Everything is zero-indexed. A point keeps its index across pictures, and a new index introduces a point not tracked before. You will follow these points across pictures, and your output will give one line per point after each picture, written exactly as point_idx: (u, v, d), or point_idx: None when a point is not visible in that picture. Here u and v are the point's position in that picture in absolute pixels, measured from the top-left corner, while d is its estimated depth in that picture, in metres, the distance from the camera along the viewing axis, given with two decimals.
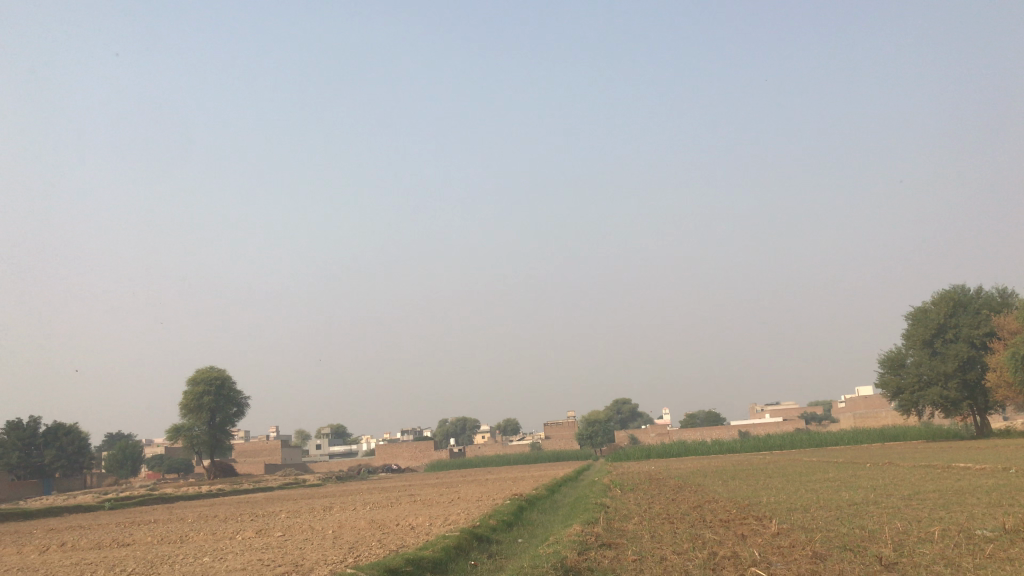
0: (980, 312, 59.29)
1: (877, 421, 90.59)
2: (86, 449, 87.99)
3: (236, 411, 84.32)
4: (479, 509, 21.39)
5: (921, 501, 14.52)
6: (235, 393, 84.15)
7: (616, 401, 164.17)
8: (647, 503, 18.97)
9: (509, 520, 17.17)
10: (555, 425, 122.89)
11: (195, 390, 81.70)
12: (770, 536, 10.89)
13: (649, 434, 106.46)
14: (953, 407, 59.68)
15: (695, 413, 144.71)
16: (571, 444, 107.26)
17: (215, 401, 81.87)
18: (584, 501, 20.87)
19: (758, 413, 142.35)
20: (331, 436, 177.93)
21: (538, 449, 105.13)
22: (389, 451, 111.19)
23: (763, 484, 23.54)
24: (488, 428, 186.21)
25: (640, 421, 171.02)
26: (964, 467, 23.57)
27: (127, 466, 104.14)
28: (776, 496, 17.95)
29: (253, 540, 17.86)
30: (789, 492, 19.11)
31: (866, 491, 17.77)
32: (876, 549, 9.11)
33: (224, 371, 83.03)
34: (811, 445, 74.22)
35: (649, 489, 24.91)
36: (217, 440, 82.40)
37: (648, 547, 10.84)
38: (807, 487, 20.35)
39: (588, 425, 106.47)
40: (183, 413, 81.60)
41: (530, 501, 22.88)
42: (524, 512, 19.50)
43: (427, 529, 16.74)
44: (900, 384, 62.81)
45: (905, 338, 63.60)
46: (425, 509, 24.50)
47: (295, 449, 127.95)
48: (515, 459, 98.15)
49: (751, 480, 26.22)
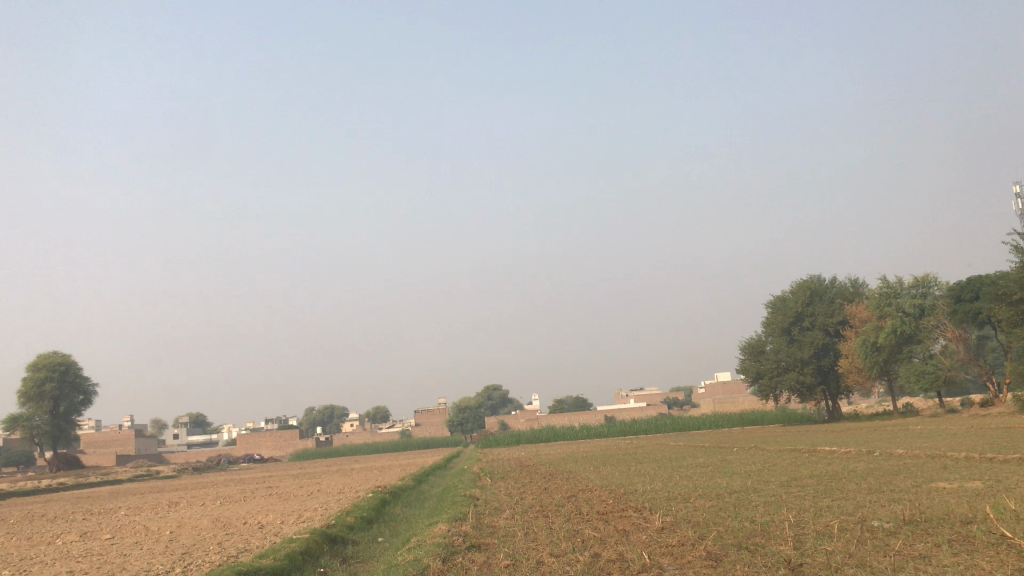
0: (834, 301, 61.82)
1: (735, 405, 93.90)
2: None
3: (83, 399, 78.51)
4: (339, 503, 19.76)
5: (803, 489, 13.94)
6: (81, 380, 78.35)
7: (487, 387, 164.54)
8: (519, 494, 17.89)
9: (370, 517, 15.66)
10: (425, 412, 121.30)
11: (35, 377, 75.45)
12: (657, 533, 9.88)
13: (519, 420, 106.59)
14: (808, 392, 62.00)
15: (564, 399, 146.52)
16: (441, 430, 106.00)
17: (57, 388, 75.86)
18: (453, 493, 19.57)
19: (624, 398, 145.78)
20: (190, 426, 169.75)
21: (407, 436, 103.31)
22: (251, 441, 106.62)
23: (637, 470, 22.95)
24: (357, 415, 182.48)
25: (509, 406, 171.80)
26: (830, 451, 23.72)
27: None
28: (653, 485, 17.26)
29: (73, 545, 15.56)
30: (665, 480, 18.49)
31: (741, 477, 17.30)
32: (777, 546, 8.19)
33: (69, 355, 77.12)
34: (675, 429, 75.90)
35: (520, 477, 23.95)
36: (60, 430, 76.22)
37: (522, 550, 9.61)
38: (680, 475, 19.81)
39: (458, 412, 105.51)
40: (20, 402, 74.98)
41: (394, 493, 21.39)
42: (386, 507, 17.99)
43: (277, 530, 15.01)
44: (760, 369, 64.75)
45: (765, 326, 65.65)
46: (279, 504, 22.65)
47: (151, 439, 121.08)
48: (383, 447, 95.94)
49: (622, 466, 25.61)
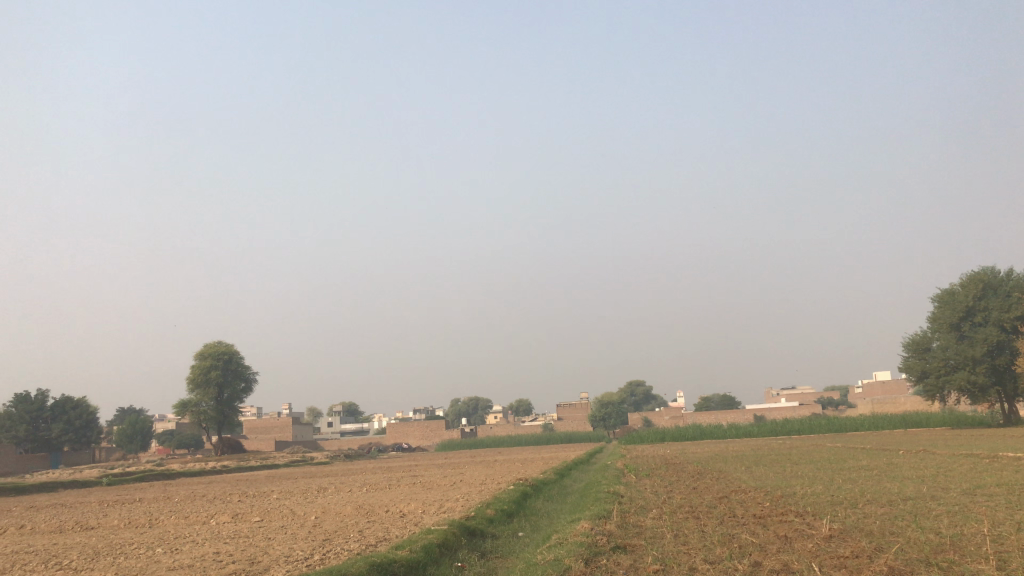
0: (1010, 296, 56.74)
1: (896, 407, 88.28)
2: (94, 423, 87.13)
3: (245, 386, 82.91)
4: (481, 494, 19.47)
5: (992, 498, 12.37)
6: (244, 369, 82.79)
7: (630, 383, 162.76)
8: (666, 493, 17.00)
9: (510, 509, 15.21)
10: (568, 407, 121.00)
11: (202, 365, 80.30)
12: (825, 541, 8.86)
13: (663, 417, 104.41)
14: (980, 393, 57.25)
15: (709, 397, 142.58)
16: (584, 426, 105.34)
17: (222, 376, 80.51)
18: (595, 489, 18.89)
19: (774, 397, 140.36)
20: (343, 415, 177.03)
21: (550, 430, 103.33)
22: (399, 430, 109.65)
23: (792, 471, 21.52)
24: (500, 408, 184.54)
25: (653, 403, 168.97)
26: (1015, 457, 21.38)
27: (136, 441, 103.05)
28: (813, 487, 15.97)
29: (224, 527, 15.92)
30: (827, 482, 17.13)
31: (915, 483, 15.75)
32: (976, 565, 7.02)
33: (232, 345, 81.62)
34: (830, 430, 72.07)
35: (666, 475, 23.00)
36: (225, 416, 80.99)
37: (672, 554, 8.81)
38: (842, 477, 18.35)
39: (601, 407, 104.57)
40: (190, 388, 80.13)
41: (536, 486, 20.96)
42: (526, 500, 17.52)
43: (418, 519, 14.79)
44: (925, 368, 60.33)
45: (932, 321, 61.19)
46: (421, 493, 22.68)
47: (307, 426, 126.77)
48: (526, 439, 96.34)
49: (776, 467, 24.10)
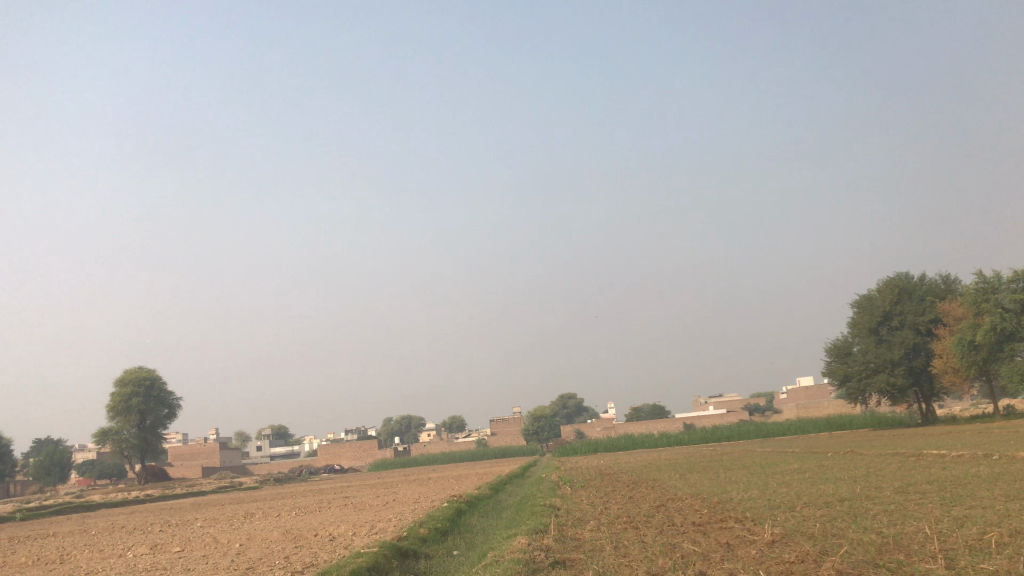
0: (925, 299, 58.66)
1: (820, 410, 90.41)
2: (8, 456, 83.06)
3: (168, 412, 80.14)
4: (414, 514, 18.91)
5: (924, 495, 12.44)
6: (166, 394, 80.01)
7: (562, 396, 163.31)
8: (603, 504, 16.75)
9: (444, 528, 14.74)
10: (501, 422, 120.57)
11: (122, 391, 77.36)
12: (766, 547, 8.69)
13: (596, 428, 104.92)
14: (900, 394, 58.96)
15: (640, 407, 143.98)
16: (518, 440, 104.97)
17: (143, 402, 77.64)
18: (531, 503, 18.53)
19: (703, 404, 142.51)
20: (272, 437, 173.02)
21: (484, 445, 102.66)
22: (330, 452, 107.52)
23: (726, 477, 21.54)
24: (434, 425, 183.02)
25: (586, 415, 169.86)
26: (939, 455, 21.81)
27: (53, 473, 98.61)
28: (748, 493, 15.94)
29: (142, 558, 15.05)
30: (761, 487, 17.14)
31: (847, 484, 15.84)
32: (918, 565, 6.90)
33: (154, 370, 78.87)
34: (759, 435, 73.29)
35: (603, 486, 22.78)
36: (147, 444, 78.10)
37: (615, 566, 8.51)
38: (775, 482, 18.40)
39: (534, 421, 104.48)
40: (109, 416, 77.05)
41: (470, 502, 20.49)
42: (461, 517, 17.07)
43: (347, 542, 14.21)
44: (847, 371, 61.86)
45: (852, 326, 62.81)
46: (353, 515, 21.98)
47: (235, 451, 123.31)
48: (460, 456, 95.56)
49: (711, 474, 24.13)
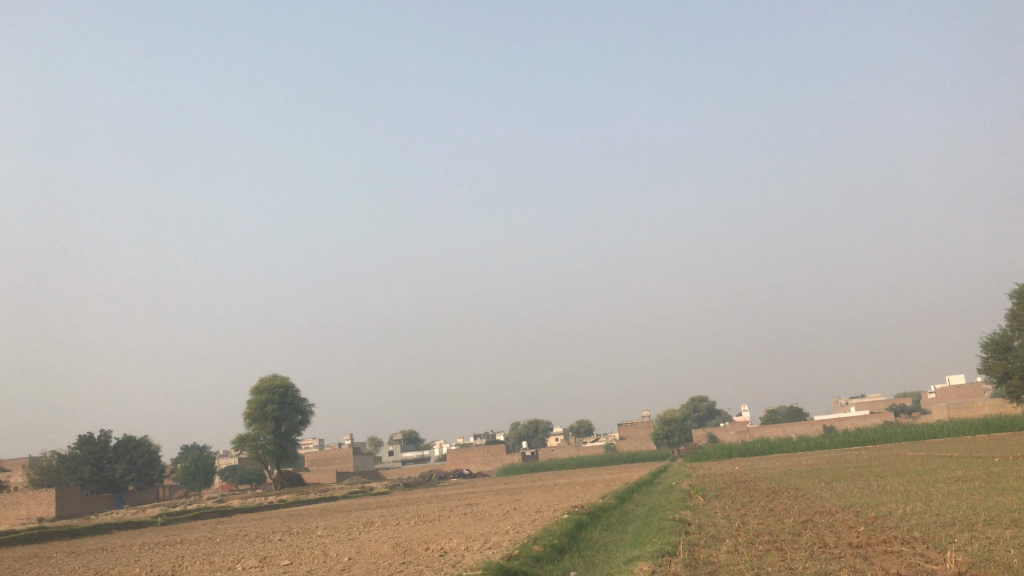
0: None
1: (974, 410, 83.75)
2: (157, 462, 87.34)
3: (302, 420, 82.32)
4: (531, 526, 17.61)
5: None
6: (300, 402, 82.27)
7: (692, 399, 159.24)
8: (739, 517, 14.98)
9: (561, 544, 13.39)
10: (629, 426, 118.14)
11: (258, 399, 80.01)
12: None
13: (728, 432, 100.98)
14: None
15: (776, 410, 138.22)
16: (647, 445, 102.37)
17: (279, 410, 80.05)
18: (658, 515, 16.91)
19: (843, 406, 135.35)
20: (404, 443, 176.13)
21: (613, 450, 100.67)
22: (460, 457, 108.03)
23: (881, 486, 19.21)
24: (561, 430, 182.00)
25: (717, 419, 164.71)
26: None
27: (200, 478, 103.14)
28: (911, 506, 13.85)
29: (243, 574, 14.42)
30: (925, 499, 14.92)
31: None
32: None
33: (287, 379, 81.20)
34: (908, 438, 68.29)
35: (737, 496, 20.89)
36: (283, 449, 80.45)
37: None
38: (940, 492, 16.10)
39: (663, 425, 101.51)
40: (248, 423, 79.82)
41: (592, 513, 19.00)
42: (581, 531, 15.71)
43: (456, 560, 13.12)
44: (1008, 368, 56.60)
45: (1011, 319, 57.39)
46: (470, 525, 20.94)
47: (367, 456, 125.86)
48: (588, 461, 93.85)
49: (861, 482, 21.71)
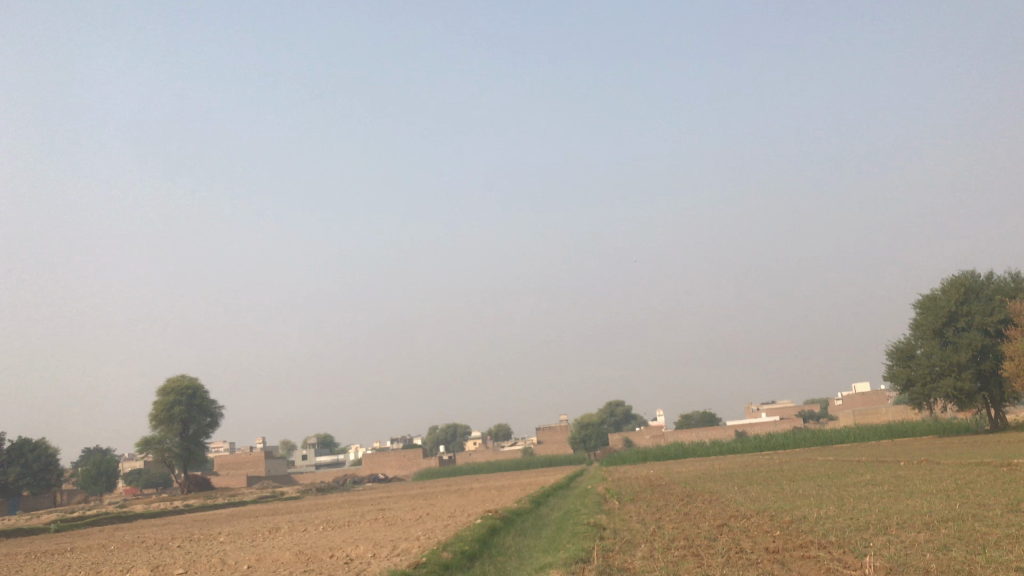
0: (993, 299, 55.21)
1: (878, 416, 86.58)
2: (55, 466, 83.18)
3: (211, 421, 79.67)
4: (443, 531, 16.99)
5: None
6: (210, 403, 79.56)
7: (609, 403, 160.74)
8: (654, 522, 14.70)
9: (471, 551, 12.87)
10: (547, 430, 118.36)
11: (166, 401, 77.02)
12: None
13: (644, 437, 102.15)
14: (967, 400, 55.54)
15: (690, 414, 140.64)
16: (564, 449, 102.57)
17: (187, 412, 77.22)
18: (573, 520, 16.53)
19: (754, 411, 138.54)
20: (319, 446, 172.69)
21: (531, 454, 100.55)
22: (376, 460, 106.30)
23: (793, 490, 19.29)
24: (480, 434, 181.35)
25: (633, 423, 166.59)
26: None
27: (102, 483, 98.80)
28: (825, 510, 13.85)
29: None
30: (836, 503, 14.99)
31: (941, 499, 13.64)
32: None
33: (197, 379, 78.41)
34: (816, 443, 70.04)
35: (653, 499, 20.71)
36: (191, 453, 77.65)
37: None
38: (851, 496, 16.21)
39: (581, 429, 102.00)
40: (154, 425, 76.75)
41: (505, 518, 18.49)
42: (494, 537, 15.21)
43: (361, 568, 12.44)
44: (910, 376, 58.59)
45: (914, 328, 59.49)
46: (380, 531, 20.19)
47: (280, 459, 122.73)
48: (505, 465, 93.47)
49: (774, 486, 21.80)
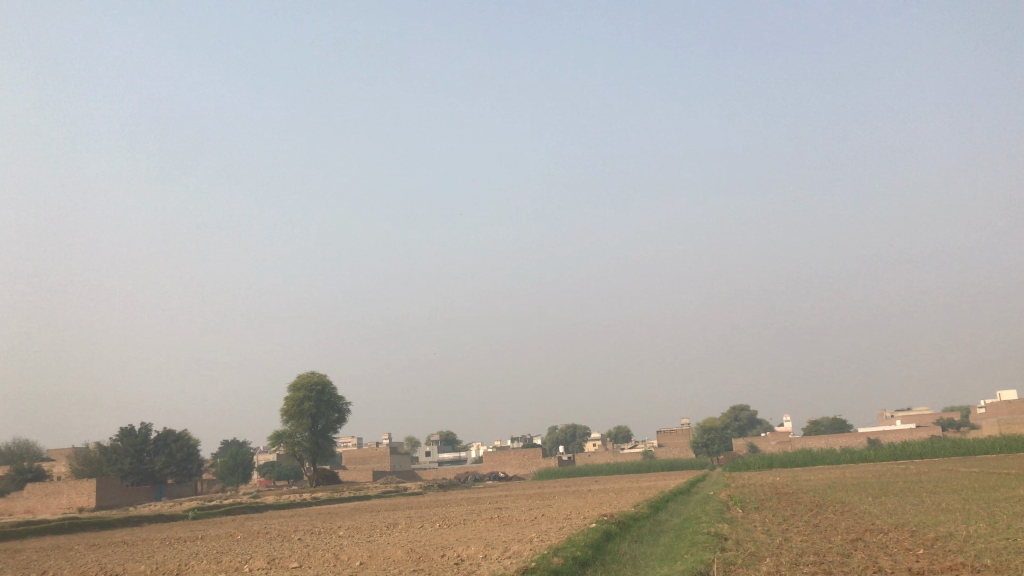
0: None
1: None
2: (195, 456, 87.76)
3: (338, 417, 82.07)
4: (557, 535, 16.55)
5: None
6: (337, 399, 82.07)
7: (733, 408, 156.52)
8: (781, 533, 13.77)
9: (585, 557, 12.37)
10: (668, 433, 116.17)
11: (296, 396, 79.93)
12: None
13: (769, 442, 98.75)
14: None
15: (819, 421, 135.11)
16: (686, 452, 100.41)
17: (315, 407, 79.91)
18: (693, 528, 15.76)
19: (889, 418, 131.73)
20: (441, 444, 175.81)
21: (651, 457, 98.89)
22: (496, 459, 107.10)
23: (935, 504, 17.80)
24: (599, 435, 180.22)
25: (758, 428, 161.49)
26: None
27: (237, 473, 103.56)
28: (975, 527, 12.58)
29: None
30: (987, 520, 13.63)
31: None
32: None
33: (325, 376, 81.03)
34: (958, 452, 65.76)
35: (779, 508, 19.64)
36: (319, 447, 80.31)
37: None
38: (1005, 513, 14.75)
39: (703, 433, 99.54)
40: (285, 420, 79.81)
41: (621, 522, 17.88)
42: (609, 542, 14.67)
43: (470, 569, 12.16)
44: None
45: None
46: (494, 531, 19.99)
47: (403, 455, 125.48)
48: (625, 467, 92.31)
49: (913, 498, 20.24)
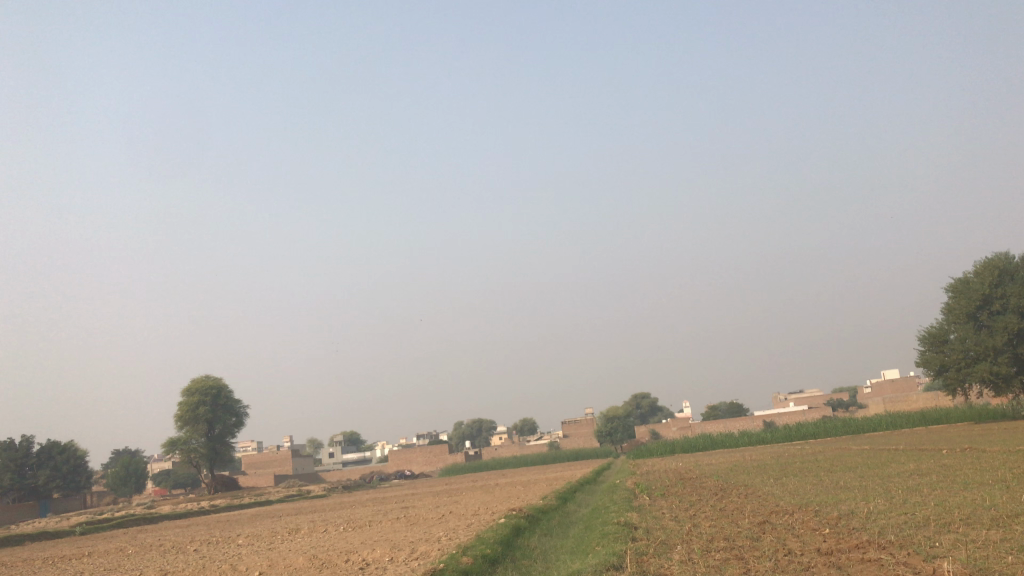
0: None
1: (909, 404, 84.87)
2: (83, 468, 83.45)
3: (236, 421, 79.47)
4: (465, 532, 16.15)
5: None
6: (234, 403, 79.45)
7: (635, 396, 159.51)
8: (689, 519, 13.77)
9: (494, 554, 12.00)
10: (573, 423, 117.40)
11: (190, 401, 76.96)
12: None
13: (670, 428, 100.97)
14: (1004, 385, 53.92)
15: (717, 406, 139.08)
16: (591, 442, 101.60)
17: (212, 412, 77.12)
18: (602, 518, 15.62)
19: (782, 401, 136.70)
20: (345, 445, 172.89)
21: (556, 448, 99.61)
22: (402, 457, 105.90)
23: (834, 482, 18.20)
24: (505, 428, 180.79)
25: (660, 415, 165.08)
26: None
27: (131, 484, 99.07)
28: (875, 504, 12.80)
29: None
30: (885, 496, 13.94)
31: (999, 491, 12.58)
32: None
33: (220, 379, 78.47)
34: (847, 431, 68.56)
35: (686, 494, 19.76)
36: (217, 453, 77.58)
37: None
38: (899, 488, 15.17)
39: (607, 422, 100.87)
40: (179, 426, 76.72)
41: (530, 516, 17.63)
42: (519, 537, 14.36)
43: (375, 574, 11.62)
44: (944, 361, 56.96)
45: (947, 313, 57.83)
46: (401, 532, 19.44)
47: (307, 457, 122.68)
48: (531, 459, 92.68)
49: (812, 478, 20.72)
